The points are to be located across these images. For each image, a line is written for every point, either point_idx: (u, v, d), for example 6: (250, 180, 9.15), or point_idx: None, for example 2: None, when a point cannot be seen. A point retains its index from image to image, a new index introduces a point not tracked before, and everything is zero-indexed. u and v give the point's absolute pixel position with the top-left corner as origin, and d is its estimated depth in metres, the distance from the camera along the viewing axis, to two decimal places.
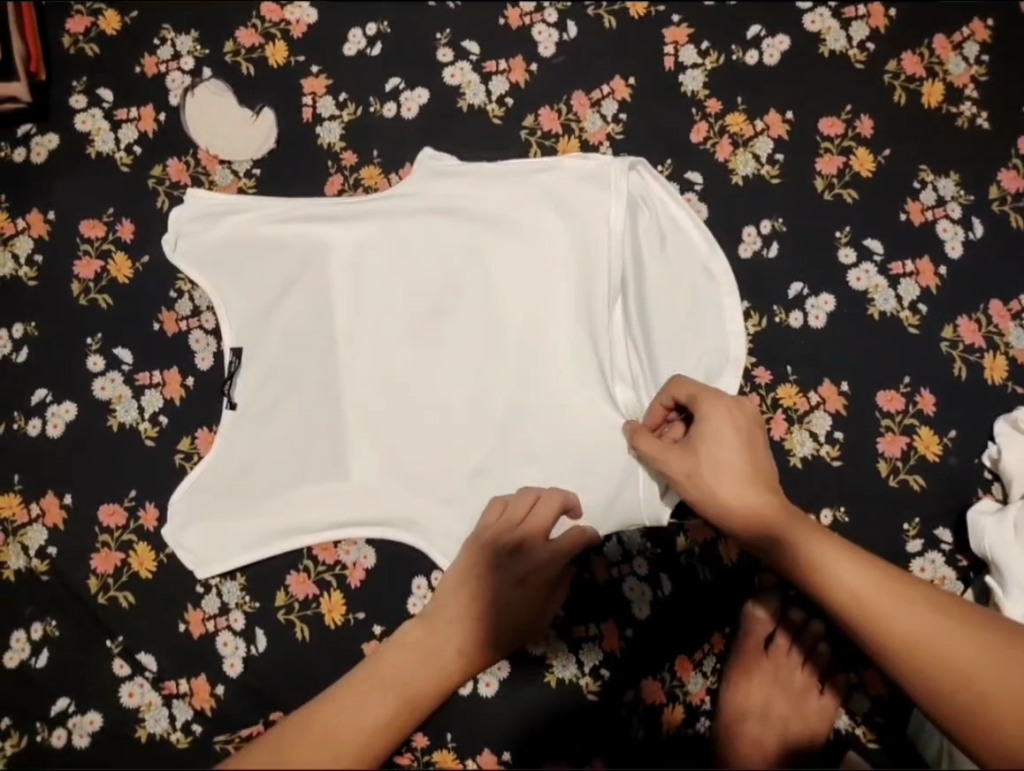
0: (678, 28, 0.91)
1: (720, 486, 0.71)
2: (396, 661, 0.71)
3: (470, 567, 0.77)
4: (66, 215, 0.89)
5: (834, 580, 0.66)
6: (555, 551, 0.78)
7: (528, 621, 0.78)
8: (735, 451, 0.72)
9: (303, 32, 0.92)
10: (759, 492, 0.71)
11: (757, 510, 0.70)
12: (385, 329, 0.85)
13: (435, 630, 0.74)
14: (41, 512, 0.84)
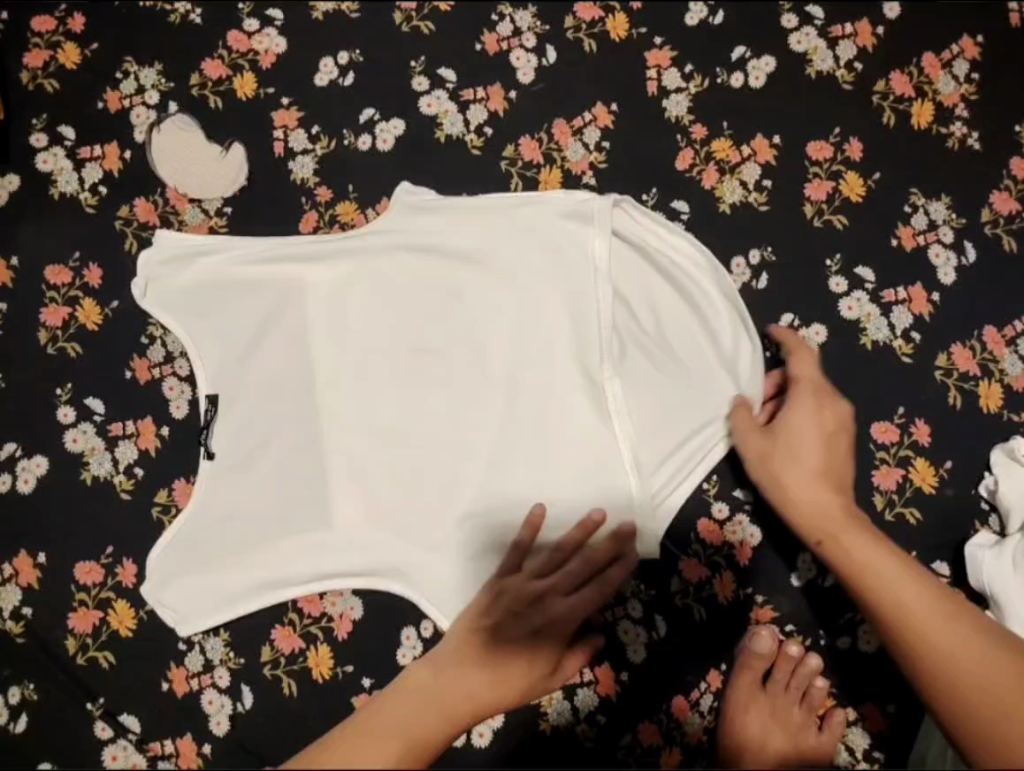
0: (660, 51, 0.89)
1: (796, 489, 0.75)
2: (409, 707, 0.65)
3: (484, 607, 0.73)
4: (31, 260, 0.86)
5: (881, 580, 0.68)
6: (578, 606, 0.75)
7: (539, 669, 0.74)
8: (816, 448, 0.76)
9: (272, 62, 0.89)
10: (828, 496, 0.74)
11: (823, 502, 0.73)
12: (368, 370, 0.83)
13: (446, 677, 0.70)
14: (14, 571, 0.81)
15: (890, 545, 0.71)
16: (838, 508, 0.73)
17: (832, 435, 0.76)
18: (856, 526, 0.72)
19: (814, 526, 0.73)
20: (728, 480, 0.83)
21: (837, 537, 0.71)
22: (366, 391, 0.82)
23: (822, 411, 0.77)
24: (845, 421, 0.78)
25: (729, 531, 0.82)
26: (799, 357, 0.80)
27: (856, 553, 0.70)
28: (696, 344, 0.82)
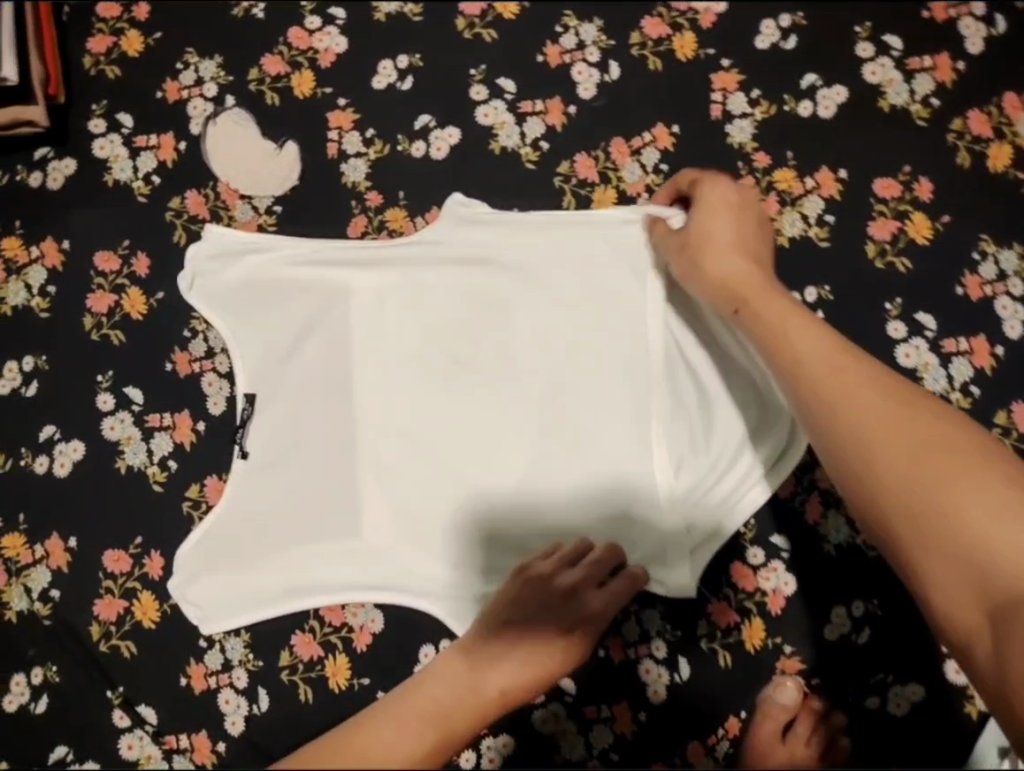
0: (728, 73, 0.86)
1: (712, 262, 0.73)
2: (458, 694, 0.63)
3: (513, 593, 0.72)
4: (81, 245, 0.86)
5: (801, 357, 0.65)
6: (611, 600, 0.73)
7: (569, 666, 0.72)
8: (729, 229, 0.75)
9: (331, 62, 0.88)
10: (731, 253, 0.73)
11: (733, 277, 0.72)
12: (405, 379, 0.82)
13: (477, 669, 0.66)
14: (44, 553, 0.82)
15: (796, 305, 0.70)
16: (753, 276, 0.72)
17: (741, 242, 0.75)
18: (735, 274, 0.72)
19: (720, 282, 0.72)
20: (766, 525, 0.81)
21: (783, 340, 0.67)
22: (402, 398, 0.82)
23: (728, 197, 0.77)
24: (750, 205, 0.77)
25: (762, 578, 0.80)
26: (681, 178, 0.81)
27: (799, 340, 0.66)
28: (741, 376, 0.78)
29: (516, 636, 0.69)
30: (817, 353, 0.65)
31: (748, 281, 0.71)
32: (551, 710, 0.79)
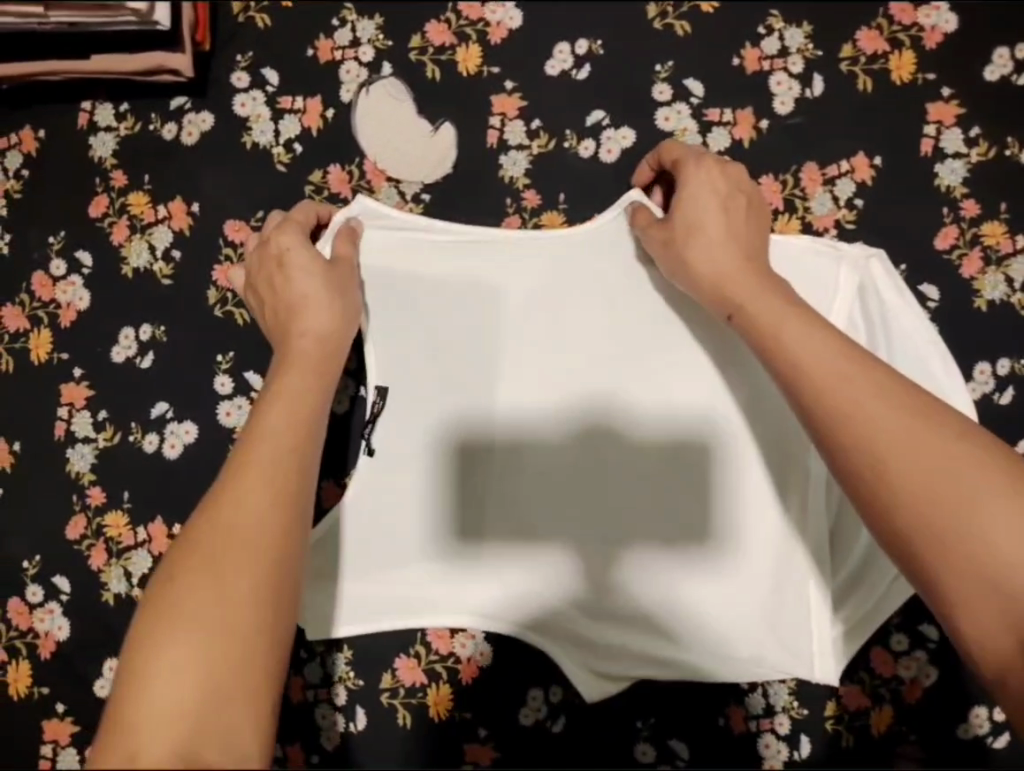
0: (946, 104, 0.76)
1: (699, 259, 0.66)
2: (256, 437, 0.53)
3: (278, 262, 0.68)
4: (212, 211, 0.80)
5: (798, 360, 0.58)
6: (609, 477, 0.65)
7: (352, 295, 0.68)
8: (713, 212, 0.67)
9: (502, 38, 0.79)
10: (727, 246, 0.66)
11: (723, 272, 0.65)
12: (555, 392, 0.76)
13: (215, 508, 0.48)
14: (147, 537, 0.78)
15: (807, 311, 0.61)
16: (746, 274, 0.64)
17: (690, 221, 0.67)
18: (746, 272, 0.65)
19: (716, 278, 0.65)
20: (915, 612, 0.75)
21: (817, 382, 0.56)
22: (550, 412, 0.76)
23: (714, 179, 0.68)
24: (751, 192, 0.69)
25: (902, 666, 0.75)
26: (668, 148, 0.72)
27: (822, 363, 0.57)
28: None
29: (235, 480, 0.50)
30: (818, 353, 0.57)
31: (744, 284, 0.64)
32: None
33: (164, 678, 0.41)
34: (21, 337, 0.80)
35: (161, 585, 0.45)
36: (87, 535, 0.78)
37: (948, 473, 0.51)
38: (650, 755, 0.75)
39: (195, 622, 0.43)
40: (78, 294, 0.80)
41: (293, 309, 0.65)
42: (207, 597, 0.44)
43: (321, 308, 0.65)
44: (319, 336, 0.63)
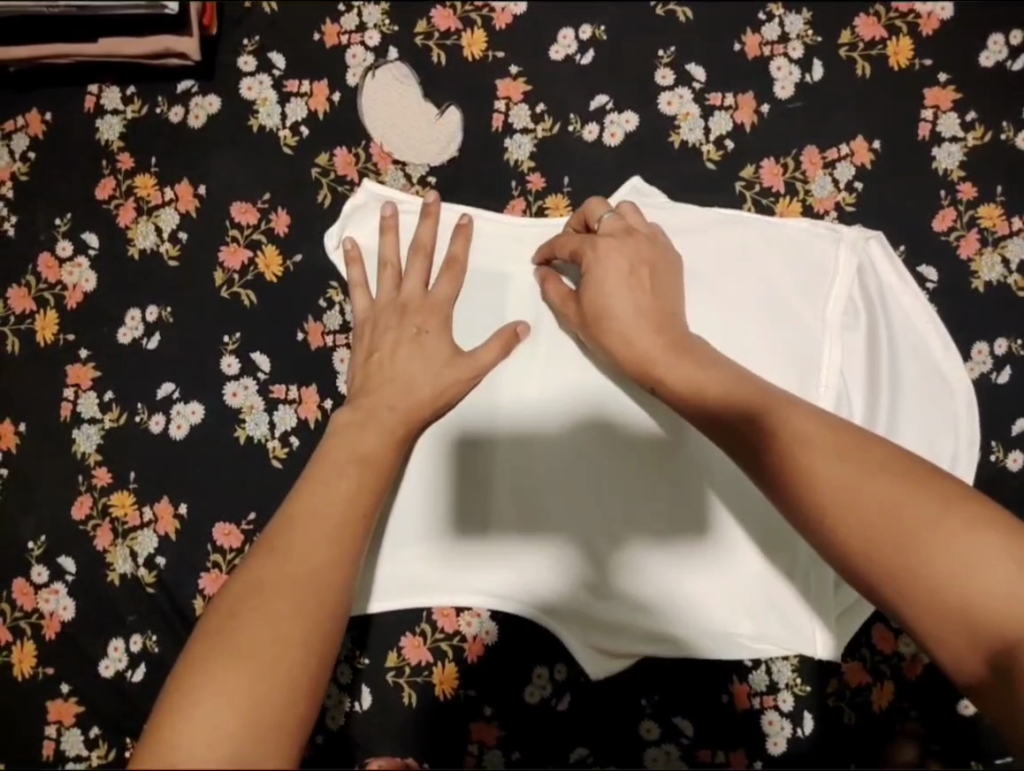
0: (942, 90, 0.78)
1: (618, 341, 0.68)
2: (310, 504, 0.59)
3: (409, 336, 0.73)
4: (219, 193, 0.80)
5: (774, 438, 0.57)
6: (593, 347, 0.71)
7: (453, 392, 0.72)
8: (625, 288, 0.69)
9: (507, 23, 0.80)
10: (641, 331, 0.67)
11: (639, 349, 0.67)
12: (558, 374, 0.76)
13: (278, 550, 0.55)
14: (153, 517, 0.78)
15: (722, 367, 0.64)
16: (659, 349, 0.66)
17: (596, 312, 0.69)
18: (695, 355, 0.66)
19: (634, 359, 0.67)
20: None
21: (798, 461, 0.55)
22: (554, 399, 0.76)
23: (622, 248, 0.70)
24: (657, 258, 0.71)
25: (904, 642, 0.75)
26: (558, 242, 0.74)
27: (793, 434, 0.57)
28: (936, 423, 0.75)
29: (293, 527, 0.57)
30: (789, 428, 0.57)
31: (663, 354, 0.65)
32: (663, 749, 0.74)
33: (204, 707, 0.45)
34: (27, 319, 0.80)
35: (215, 625, 0.50)
36: (92, 515, 0.78)
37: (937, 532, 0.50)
38: (654, 733, 0.74)
39: (244, 660, 0.47)
40: (84, 276, 0.80)
41: (389, 382, 0.70)
42: (259, 635, 0.49)
43: (405, 390, 0.70)
44: (404, 410, 0.69)
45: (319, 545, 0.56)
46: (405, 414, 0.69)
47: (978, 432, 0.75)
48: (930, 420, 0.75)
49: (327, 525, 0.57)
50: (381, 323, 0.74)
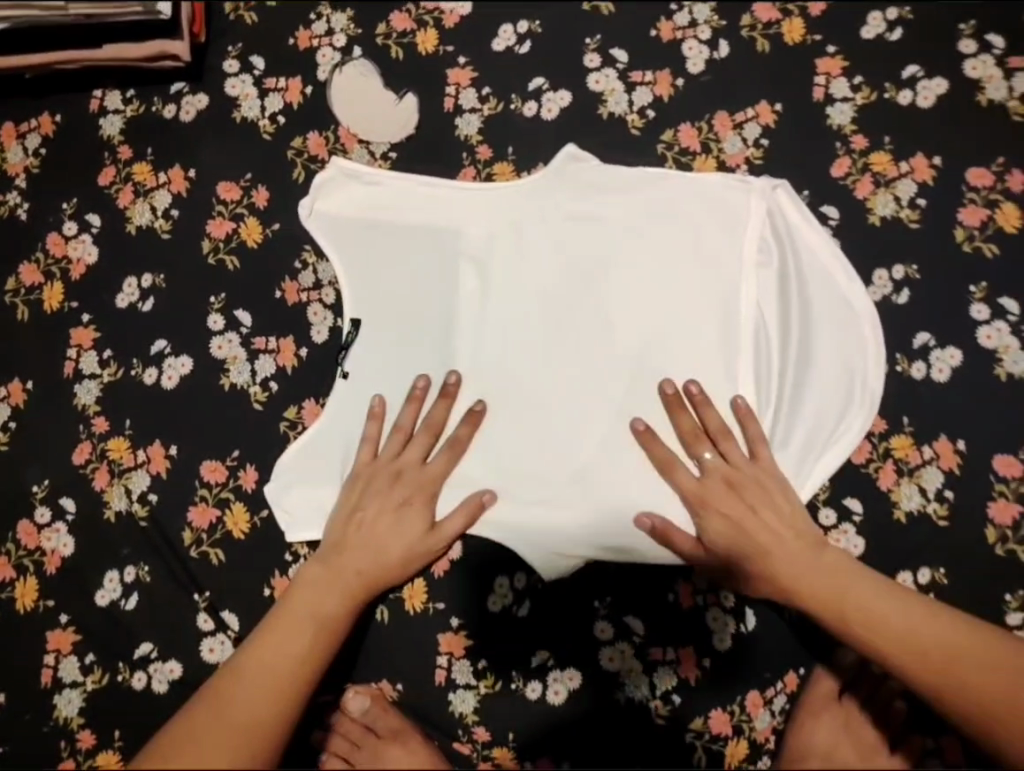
0: (832, 59, 0.90)
1: (716, 533, 0.79)
2: (302, 593, 0.78)
3: (396, 471, 0.82)
4: (206, 175, 0.91)
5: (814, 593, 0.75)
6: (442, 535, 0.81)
7: (423, 556, 0.81)
8: (729, 503, 0.79)
9: (455, 22, 0.93)
10: (771, 527, 0.78)
11: (754, 527, 0.78)
12: (508, 317, 0.86)
13: (270, 627, 0.76)
14: (146, 458, 0.86)
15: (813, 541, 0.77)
16: (773, 528, 0.78)
17: (709, 498, 0.80)
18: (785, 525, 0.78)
19: (748, 543, 0.78)
20: (841, 488, 0.83)
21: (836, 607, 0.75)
22: (506, 340, 0.86)
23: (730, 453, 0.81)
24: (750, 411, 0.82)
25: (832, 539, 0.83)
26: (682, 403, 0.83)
27: (823, 599, 0.75)
28: (848, 347, 0.84)
29: (290, 597, 0.78)
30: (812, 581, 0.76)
31: (773, 552, 0.77)
32: (619, 649, 0.82)
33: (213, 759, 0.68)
34: (36, 291, 0.90)
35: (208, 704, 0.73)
36: (92, 459, 0.87)
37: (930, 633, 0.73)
38: (608, 633, 0.82)
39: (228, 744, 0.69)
40: (87, 250, 0.91)
41: (360, 549, 0.79)
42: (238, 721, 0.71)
43: (377, 556, 0.79)
44: (368, 575, 0.79)
45: (299, 616, 0.76)
46: (380, 571, 0.79)
47: (884, 349, 0.85)
48: (842, 345, 0.84)
49: (316, 615, 0.77)
50: (373, 484, 0.82)
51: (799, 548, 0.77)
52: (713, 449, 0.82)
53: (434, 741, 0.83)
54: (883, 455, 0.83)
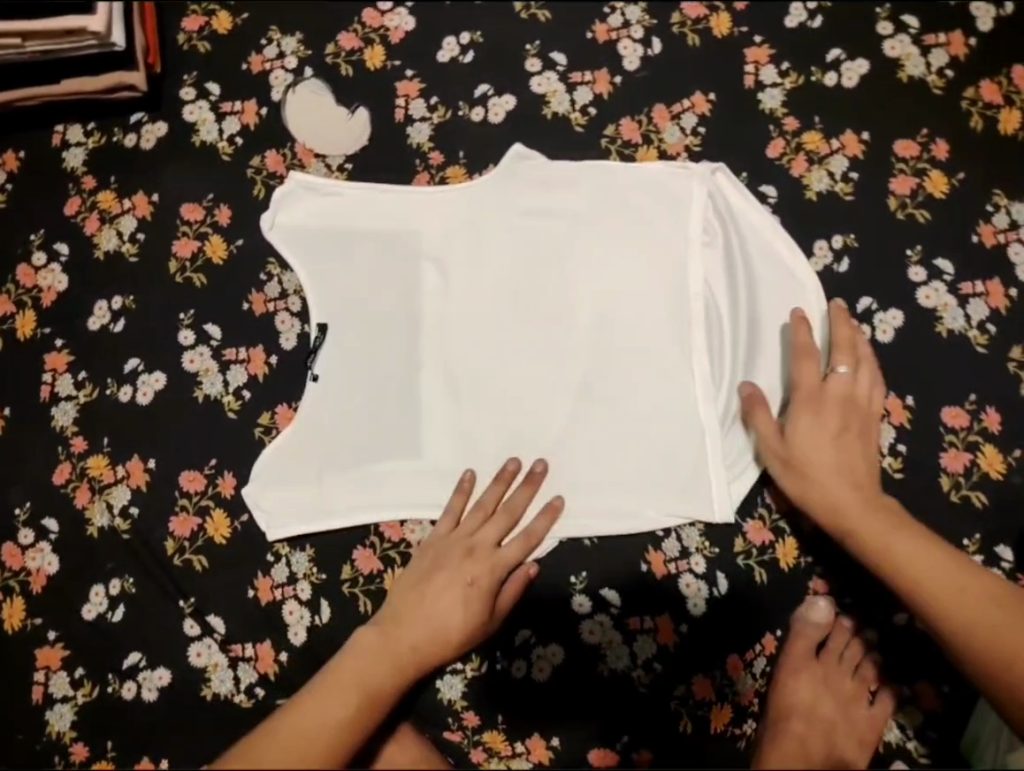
0: (760, 48, 0.95)
1: (829, 485, 0.80)
2: (355, 658, 0.76)
3: (470, 548, 0.82)
4: (169, 198, 0.95)
5: (905, 566, 0.76)
6: (504, 557, 0.82)
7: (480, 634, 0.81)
8: (826, 453, 0.81)
9: (400, 38, 0.98)
10: (860, 453, 0.81)
11: (838, 493, 0.79)
12: (469, 312, 0.90)
13: (322, 688, 0.73)
14: (125, 473, 0.88)
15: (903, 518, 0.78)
16: (857, 501, 0.79)
17: (808, 446, 0.81)
18: (880, 507, 0.79)
19: (834, 508, 0.79)
20: None
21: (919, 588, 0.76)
22: (469, 333, 0.89)
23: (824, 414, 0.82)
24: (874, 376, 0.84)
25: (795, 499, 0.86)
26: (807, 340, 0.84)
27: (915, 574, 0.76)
28: (795, 316, 0.88)
29: (344, 658, 0.76)
30: (906, 551, 0.76)
31: (864, 515, 0.78)
32: (598, 621, 0.85)
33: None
34: (9, 320, 0.93)
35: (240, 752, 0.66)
36: (72, 479, 0.89)
37: (1005, 630, 0.73)
38: (586, 606, 0.85)
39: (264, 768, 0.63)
40: (56, 278, 0.93)
41: (420, 618, 0.79)
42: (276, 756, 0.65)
43: (431, 629, 0.78)
44: (423, 651, 0.78)
45: (350, 678, 0.74)
46: (428, 652, 0.78)
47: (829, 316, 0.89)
48: (790, 314, 0.88)
49: (363, 681, 0.74)
50: (446, 557, 0.82)
51: (893, 517, 0.78)
52: (849, 366, 0.83)
53: (426, 731, 0.85)
54: None
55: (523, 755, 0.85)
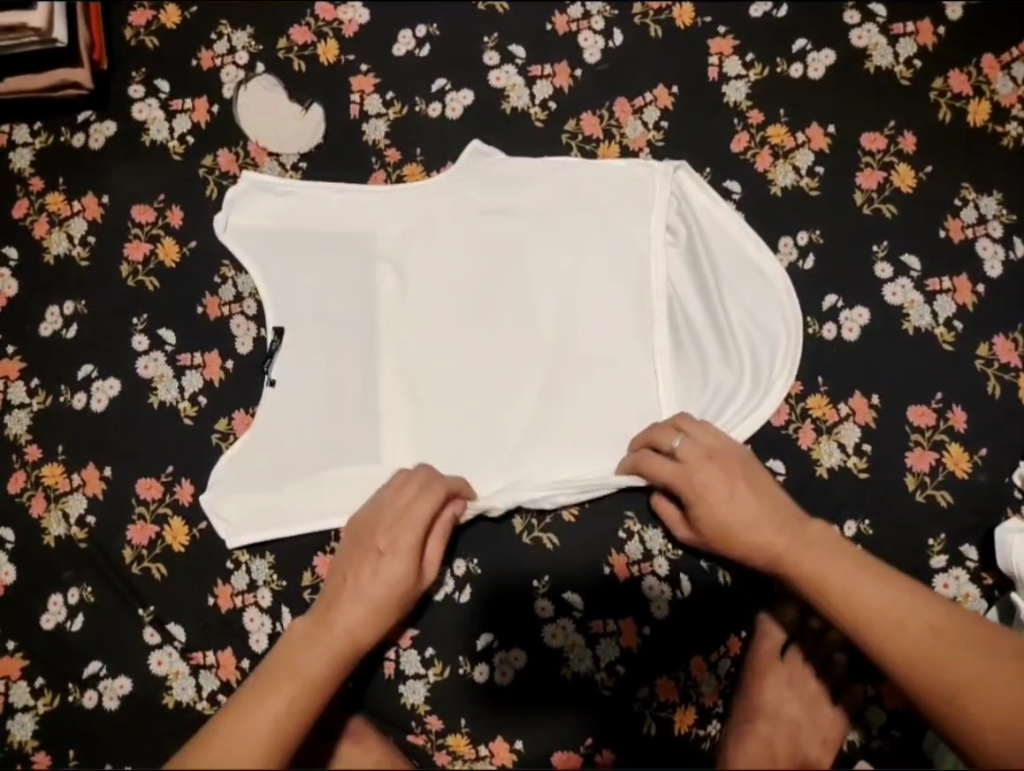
0: (723, 39, 0.93)
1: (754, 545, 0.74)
2: (291, 654, 0.73)
3: (389, 519, 0.77)
4: (120, 199, 0.93)
5: (876, 605, 0.70)
6: (419, 518, 0.76)
7: (409, 588, 0.76)
8: (732, 510, 0.74)
9: (355, 32, 0.95)
10: (765, 506, 0.74)
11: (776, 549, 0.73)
12: (427, 313, 0.88)
13: (259, 691, 0.71)
14: (81, 481, 0.87)
15: (848, 554, 0.73)
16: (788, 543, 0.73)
17: (730, 524, 0.75)
18: (829, 554, 0.73)
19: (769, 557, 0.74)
20: (762, 451, 0.85)
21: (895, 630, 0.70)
22: (427, 335, 0.88)
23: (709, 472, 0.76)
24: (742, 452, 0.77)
25: None
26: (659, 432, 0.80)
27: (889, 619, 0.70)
28: (762, 311, 0.86)
29: (279, 659, 0.73)
30: (868, 591, 0.71)
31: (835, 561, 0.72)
32: (560, 625, 0.85)
33: None
34: None
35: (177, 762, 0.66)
36: (27, 487, 0.87)
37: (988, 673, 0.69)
38: (549, 610, 0.85)
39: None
40: (7, 283, 0.91)
41: (347, 598, 0.74)
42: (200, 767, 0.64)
43: (365, 608, 0.74)
44: (359, 625, 0.74)
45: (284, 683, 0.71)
46: (369, 617, 0.74)
47: (797, 312, 0.87)
48: (756, 309, 0.86)
49: (302, 672, 0.72)
50: (363, 532, 0.77)
51: (848, 565, 0.72)
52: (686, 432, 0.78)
53: (390, 734, 0.84)
54: (803, 417, 0.86)
55: (487, 758, 0.84)
